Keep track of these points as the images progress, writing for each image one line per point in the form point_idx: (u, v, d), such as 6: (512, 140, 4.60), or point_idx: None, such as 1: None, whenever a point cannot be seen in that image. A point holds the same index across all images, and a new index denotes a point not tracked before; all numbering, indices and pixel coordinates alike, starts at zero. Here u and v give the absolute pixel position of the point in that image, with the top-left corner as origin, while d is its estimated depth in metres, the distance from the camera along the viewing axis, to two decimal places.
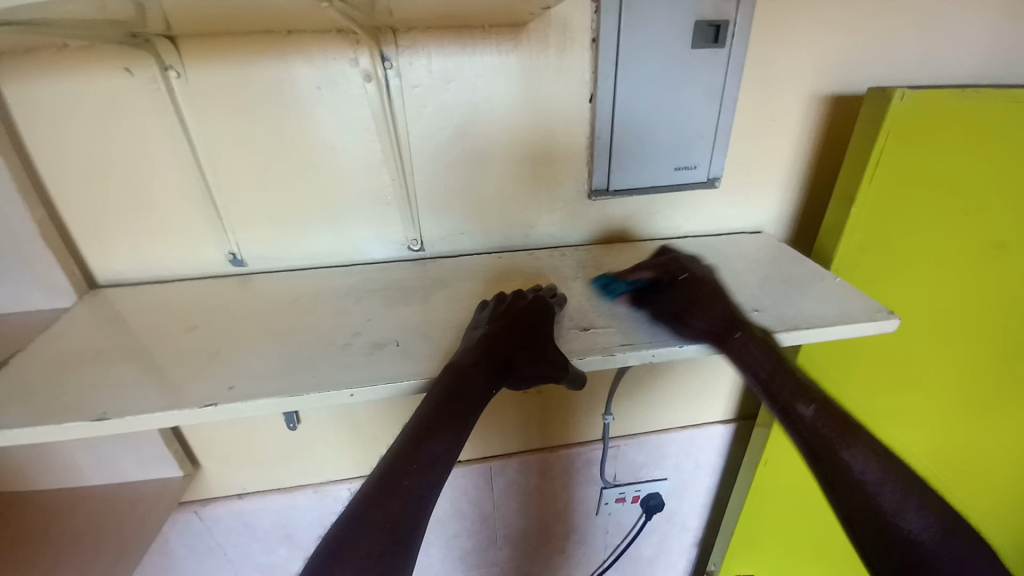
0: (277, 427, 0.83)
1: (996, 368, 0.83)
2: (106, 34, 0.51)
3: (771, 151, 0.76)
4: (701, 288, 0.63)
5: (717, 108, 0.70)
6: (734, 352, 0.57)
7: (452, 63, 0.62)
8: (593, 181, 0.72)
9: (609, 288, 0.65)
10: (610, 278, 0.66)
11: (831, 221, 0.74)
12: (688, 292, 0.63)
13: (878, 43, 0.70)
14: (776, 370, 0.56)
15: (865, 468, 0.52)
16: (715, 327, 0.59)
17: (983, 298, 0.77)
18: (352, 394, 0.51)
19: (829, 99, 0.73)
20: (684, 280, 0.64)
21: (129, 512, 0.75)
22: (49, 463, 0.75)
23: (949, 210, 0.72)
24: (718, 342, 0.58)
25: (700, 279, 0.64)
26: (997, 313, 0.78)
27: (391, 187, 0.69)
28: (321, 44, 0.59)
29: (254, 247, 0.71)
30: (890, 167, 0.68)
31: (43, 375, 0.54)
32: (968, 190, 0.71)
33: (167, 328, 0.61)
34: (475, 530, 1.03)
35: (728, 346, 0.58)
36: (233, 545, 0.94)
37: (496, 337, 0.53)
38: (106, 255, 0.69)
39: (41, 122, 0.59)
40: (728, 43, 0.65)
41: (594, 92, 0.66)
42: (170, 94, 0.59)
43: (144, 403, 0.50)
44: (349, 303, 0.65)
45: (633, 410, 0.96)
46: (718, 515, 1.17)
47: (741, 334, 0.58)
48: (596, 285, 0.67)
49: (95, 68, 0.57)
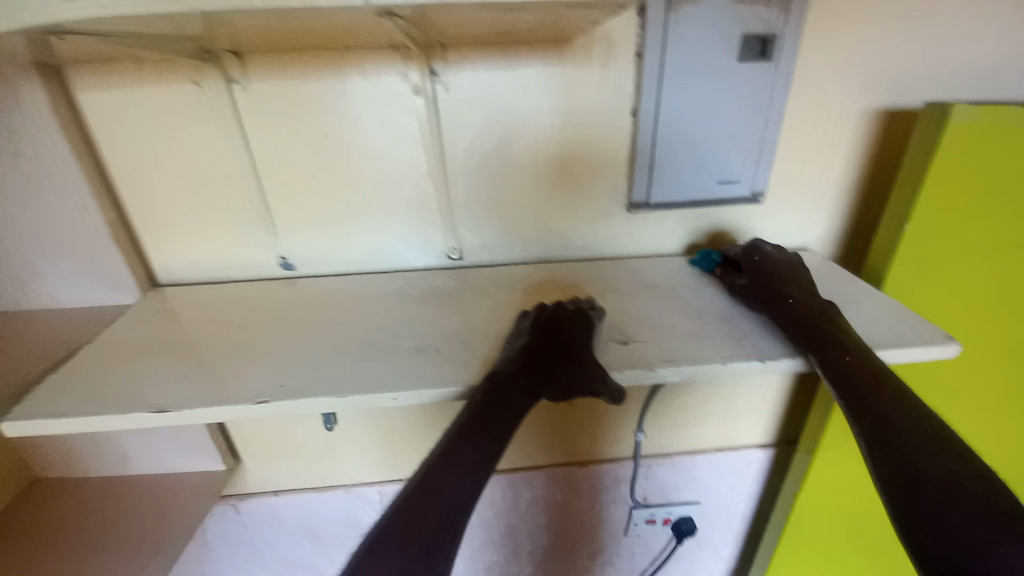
0: (313, 427, 0.85)
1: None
2: (180, 49, 0.55)
3: (819, 168, 0.74)
4: (769, 264, 0.65)
5: (763, 122, 0.68)
6: (778, 312, 0.58)
7: (498, 77, 0.64)
8: (632, 194, 0.72)
9: (707, 258, 0.73)
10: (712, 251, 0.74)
11: (883, 240, 0.71)
12: (757, 269, 0.65)
13: (936, 58, 0.68)
14: (816, 329, 0.55)
15: (900, 423, 0.45)
16: (769, 294, 0.61)
17: None
18: (395, 398, 0.52)
19: (882, 114, 0.71)
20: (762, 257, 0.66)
21: (172, 503, 0.78)
22: (102, 450, 0.79)
23: (1011, 229, 0.68)
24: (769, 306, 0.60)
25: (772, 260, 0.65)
26: None
27: (434, 196, 0.71)
28: (373, 58, 0.62)
29: (302, 251, 0.74)
30: (947, 185, 0.65)
31: (107, 366, 0.58)
32: None
33: (219, 326, 0.64)
34: (500, 542, 1.02)
35: (776, 307, 0.59)
36: (265, 542, 0.96)
37: (538, 347, 0.54)
38: (166, 255, 0.73)
39: (118, 130, 0.64)
40: (776, 57, 0.65)
41: (636, 106, 0.67)
42: (234, 106, 0.63)
43: (197, 397, 0.52)
44: (390, 308, 0.67)
45: (666, 428, 0.94)
46: (752, 545, 1.11)
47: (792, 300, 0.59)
48: (693, 261, 0.75)
49: (169, 81, 0.62)
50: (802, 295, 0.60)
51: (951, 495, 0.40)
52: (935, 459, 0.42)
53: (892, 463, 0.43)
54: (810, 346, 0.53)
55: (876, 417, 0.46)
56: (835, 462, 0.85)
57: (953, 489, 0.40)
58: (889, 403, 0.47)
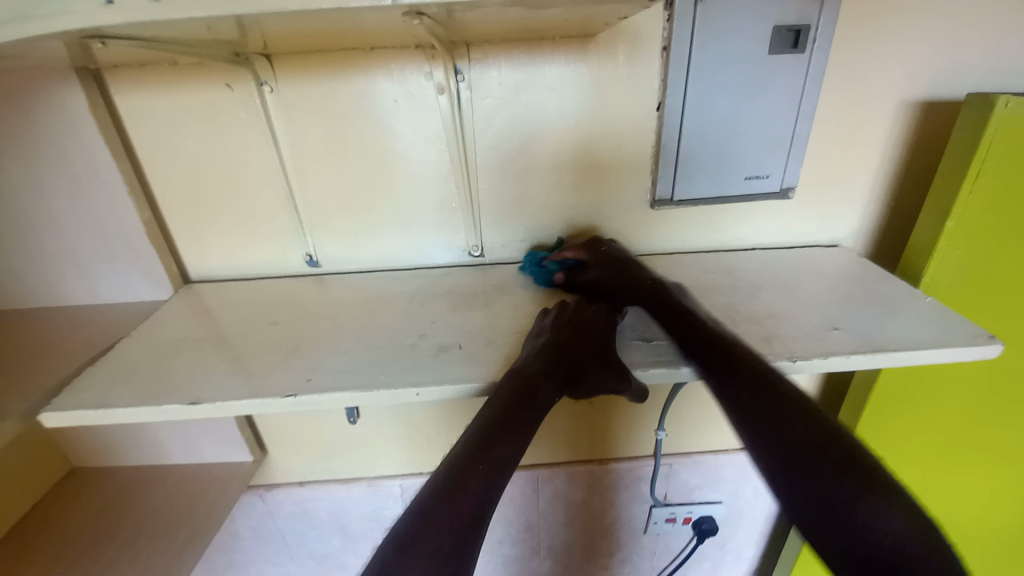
0: (339, 421, 0.87)
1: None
2: (215, 52, 0.56)
3: (853, 162, 0.72)
4: (613, 254, 0.67)
5: (794, 116, 0.66)
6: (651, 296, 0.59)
7: (523, 74, 0.64)
8: (656, 191, 0.71)
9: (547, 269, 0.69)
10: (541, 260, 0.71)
11: (920, 236, 0.69)
12: (604, 260, 0.66)
13: (983, 46, 0.65)
14: (689, 321, 0.55)
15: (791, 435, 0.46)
16: (627, 280, 0.62)
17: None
18: (418, 394, 0.52)
19: (922, 105, 0.68)
20: (606, 249, 0.68)
21: (205, 491, 0.81)
22: (140, 440, 0.82)
23: None
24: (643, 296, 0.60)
25: (613, 249, 0.68)
26: None
27: (456, 194, 0.71)
28: (399, 58, 0.62)
29: (328, 249, 0.75)
30: (991, 179, 0.62)
31: (146, 359, 0.60)
32: None
33: (250, 323, 0.66)
34: (520, 538, 1.03)
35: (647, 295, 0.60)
36: (292, 531, 0.99)
37: (562, 344, 0.53)
38: (198, 253, 0.75)
39: (154, 132, 0.66)
40: (809, 48, 0.63)
41: (662, 100, 0.66)
42: (264, 107, 0.65)
43: (230, 391, 0.54)
44: (415, 305, 0.67)
45: (688, 427, 0.93)
46: (776, 547, 1.09)
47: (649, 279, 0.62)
48: (530, 273, 0.71)
49: (202, 84, 0.63)
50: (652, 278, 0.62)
51: (850, 494, 0.42)
52: (821, 460, 0.43)
53: (793, 477, 0.44)
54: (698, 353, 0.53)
55: (763, 428, 0.47)
56: None
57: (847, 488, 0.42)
58: (777, 407, 0.47)
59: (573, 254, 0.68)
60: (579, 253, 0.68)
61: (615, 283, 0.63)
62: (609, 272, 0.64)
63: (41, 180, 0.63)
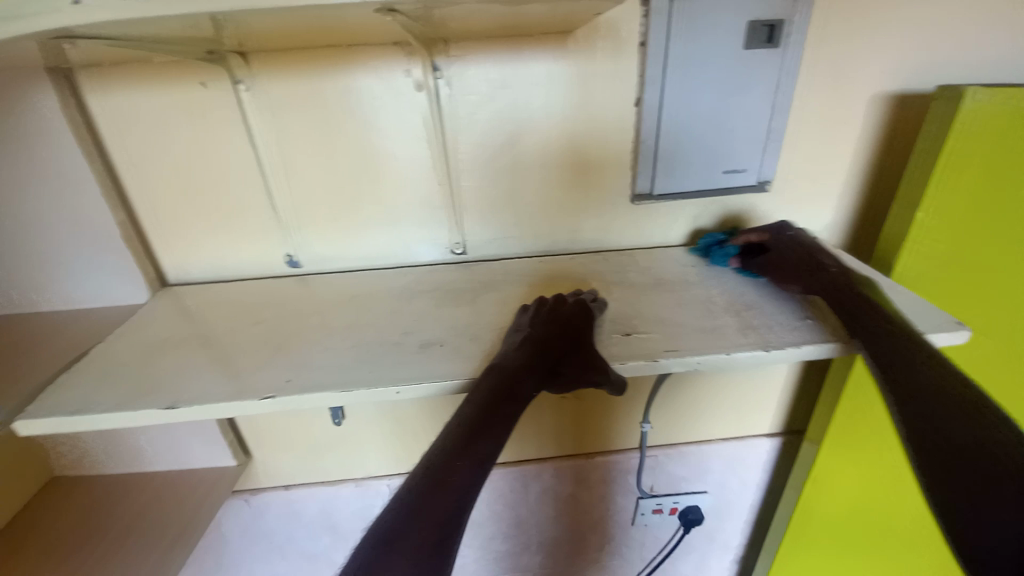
0: (323, 421, 0.86)
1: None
2: (189, 50, 0.55)
3: (827, 156, 0.73)
4: (798, 242, 0.66)
5: (770, 110, 0.68)
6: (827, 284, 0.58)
7: (502, 71, 0.64)
8: (637, 186, 0.72)
9: (715, 251, 0.72)
10: (714, 241, 0.73)
11: (893, 228, 0.70)
12: (785, 246, 0.66)
13: (952, 39, 0.66)
14: (869, 312, 0.54)
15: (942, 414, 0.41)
16: (806, 267, 0.62)
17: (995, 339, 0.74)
18: (400, 392, 0.52)
19: (893, 99, 0.69)
20: (794, 233, 0.67)
21: (189, 496, 0.80)
22: (121, 446, 0.81)
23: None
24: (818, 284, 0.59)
25: (802, 238, 0.66)
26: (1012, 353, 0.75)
27: (438, 191, 0.71)
28: (377, 55, 0.62)
29: (309, 249, 0.75)
30: (962, 172, 0.63)
31: (123, 363, 0.59)
32: None
33: (230, 324, 0.65)
34: (509, 533, 1.03)
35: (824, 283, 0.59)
36: (278, 533, 0.98)
37: (541, 339, 0.54)
38: (176, 255, 0.74)
39: (128, 132, 0.65)
40: (784, 43, 0.63)
41: (641, 96, 0.66)
42: (240, 106, 0.64)
43: (210, 393, 0.53)
44: (398, 303, 0.67)
45: (673, 420, 0.94)
46: (761, 534, 1.11)
47: (835, 270, 0.60)
48: (695, 249, 0.75)
49: (176, 82, 0.62)
50: (843, 271, 0.60)
51: (1005, 477, 0.36)
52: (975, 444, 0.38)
53: (936, 451, 0.39)
54: (871, 337, 0.51)
55: (917, 405, 0.43)
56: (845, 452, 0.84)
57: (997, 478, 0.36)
58: (930, 385, 0.44)
59: (756, 238, 0.69)
60: (762, 237, 0.69)
61: (797, 268, 0.63)
62: (795, 257, 0.64)
63: (10, 182, 0.62)
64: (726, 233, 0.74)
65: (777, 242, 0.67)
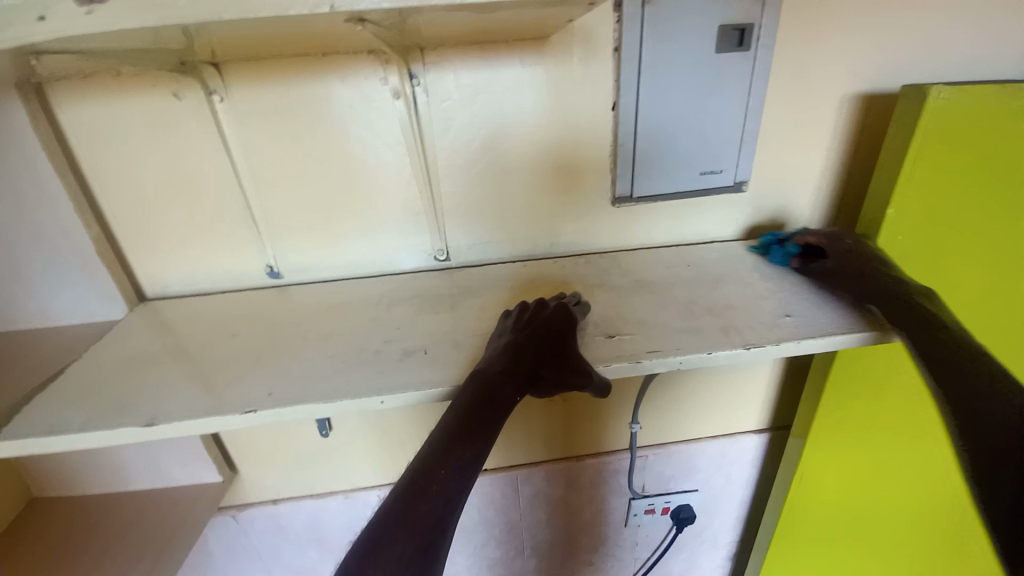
0: (309, 433, 0.85)
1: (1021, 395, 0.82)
2: (159, 62, 0.55)
3: (800, 157, 0.75)
4: (858, 252, 0.65)
5: (744, 112, 0.69)
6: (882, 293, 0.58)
7: (479, 77, 0.64)
8: (616, 189, 0.73)
9: (773, 251, 0.72)
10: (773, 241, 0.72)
11: (865, 226, 0.72)
12: (842, 254, 0.65)
13: (915, 41, 0.68)
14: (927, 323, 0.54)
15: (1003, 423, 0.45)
16: (861, 275, 0.62)
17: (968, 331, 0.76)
18: (383, 401, 0.52)
19: (861, 99, 0.71)
20: (853, 240, 0.66)
21: (172, 513, 0.78)
22: (100, 465, 0.79)
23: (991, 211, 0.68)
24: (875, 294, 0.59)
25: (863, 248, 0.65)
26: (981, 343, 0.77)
27: (419, 198, 0.71)
28: (352, 64, 0.62)
29: (290, 259, 0.74)
30: (928, 169, 0.65)
31: (98, 380, 0.58)
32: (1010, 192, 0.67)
33: (210, 337, 0.64)
34: (502, 539, 1.03)
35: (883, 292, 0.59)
36: (267, 548, 0.96)
37: (523, 344, 0.54)
38: (154, 268, 0.73)
39: (100, 144, 0.64)
40: (754, 46, 0.65)
41: (617, 100, 0.67)
42: (215, 116, 0.63)
43: (188, 407, 0.52)
44: (381, 311, 0.67)
45: (661, 419, 0.94)
46: (751, 530, 1.12)
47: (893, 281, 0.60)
48: (755, 247, 0.75)
49: (148, 93, 0.61)
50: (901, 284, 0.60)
51: None
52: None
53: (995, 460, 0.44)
54: (930, 344, 0.52)
55: (982, 425, 0.46)
56: (825, 450, 0.87)
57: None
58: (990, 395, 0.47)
59: (815, 241, 0.68)
60: (822, 241, 0.68)
61: (857, 275, 0.62)
62: (854, 262, 0.63)
63: None
64: (788, 233, 0.74)
65: (836, 247, 0.66)
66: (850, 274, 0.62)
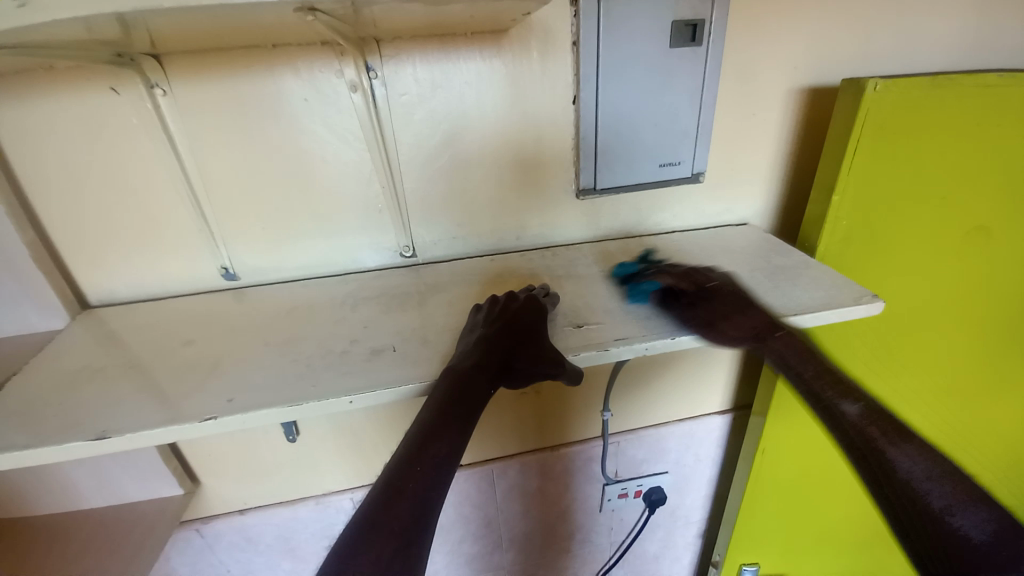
0: (276, 439, 0.83)
1: (978, 372, 0.90)
2: (93, 54, 0.51)
3: (751, 149, 0.78)
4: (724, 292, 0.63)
5: (699, 105, 0.71)
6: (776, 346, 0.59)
7: (436, 69, 0.63)
8: (580, 182, 0.74)
9: (629, 279, 0.68)
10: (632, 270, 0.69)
11: (814, 213, 0.75)
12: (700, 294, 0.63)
13: (851, 36, 0.72)
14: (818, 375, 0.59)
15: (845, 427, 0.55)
16: (753, 327, 0.60)
17: (941, 289, 0.81)
18: (353, 401, 0.51)
19: (806, 93, 0.75)
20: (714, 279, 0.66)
21: (130, 532, 0.74)
22: (46, 488, 0.74)
23: (949, 182, 0.73)
24: (759, 343, 0.59)
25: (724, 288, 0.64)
26: (959, 296, 0.82)
27: (382, 194, 0.70)
28: (306, 57, 0.60)
29: (247, 260, 0.72)
30: (868, 157, 0.69)
31: (40, 394, 0.54)
32: (962, 166, 0.72)
33: (162, 345, 0.61)
34: (479, 534, 1.04)
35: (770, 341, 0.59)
36: (235, 561, 0.93)
37: (493, 338, 0.54)
38: (97, 274, 0.69)
39: (28, 143, 0.59)
40: (706, 41, 0.67)
41: (577, 94, 0.68)
42: (158, 112, 0.60)
43: (141, 419, 0.50)
44: (345, 311, 0.66)
45: (630, 406, 0.97)
46: (720, 506, 1.17)
47: (782, 333, 0.59)
48: (614, 273, 0.70)
49: (81, 89, 0.57)
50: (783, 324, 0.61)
51: (865, 475, 0.52)
52: (985, 534, 0.46)
53: (862, 450, 0.52)
54: (811, 387, 0.59)
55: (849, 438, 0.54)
56: (784, 427, 0.92)
57: (975, 524, 0.46)
58: (841, 419, 0.56)
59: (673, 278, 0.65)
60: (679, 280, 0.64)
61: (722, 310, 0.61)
62: (727, 303, 0.62)
63: None
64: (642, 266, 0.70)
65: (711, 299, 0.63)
66: (740, 319, 0.60)
